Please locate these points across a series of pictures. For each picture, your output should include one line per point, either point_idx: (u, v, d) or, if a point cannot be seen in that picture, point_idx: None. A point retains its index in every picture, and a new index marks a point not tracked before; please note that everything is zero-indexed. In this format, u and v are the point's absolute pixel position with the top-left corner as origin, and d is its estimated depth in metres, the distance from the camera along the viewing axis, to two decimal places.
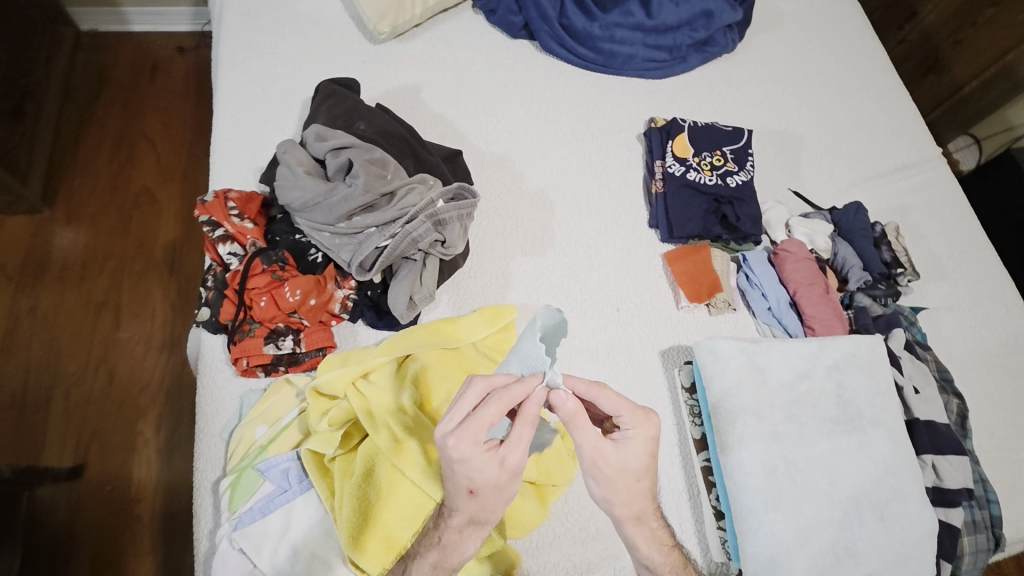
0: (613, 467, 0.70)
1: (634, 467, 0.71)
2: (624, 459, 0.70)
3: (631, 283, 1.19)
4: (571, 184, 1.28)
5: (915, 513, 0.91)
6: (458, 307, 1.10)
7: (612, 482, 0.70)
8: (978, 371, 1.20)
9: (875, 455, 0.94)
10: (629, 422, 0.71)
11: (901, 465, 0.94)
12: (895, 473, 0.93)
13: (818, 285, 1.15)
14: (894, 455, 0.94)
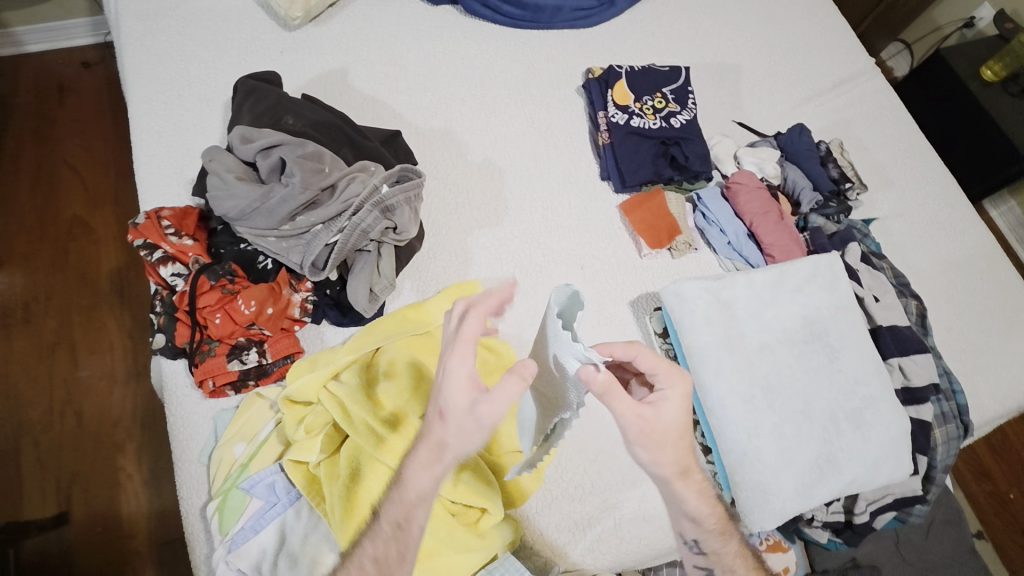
0: (654, 428, 0.71)
1: (670, 424, 0.71)
2: (665, 417, 0.71)
3: (591, 239, 1.18)
4: (517, 149, 1.25)
5: (886, 415, 0.95)
6: (422, 291, 1.08)
7: (654, 442, 0.71)
8: (932, 271, 1.25)
9: (843, 367, 0.97)
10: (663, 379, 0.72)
11: (870, 373, 0.98)
12: (866, 381, 0.97)
13: (772, 212, 1.16)
14: (861, 365, 0.98)
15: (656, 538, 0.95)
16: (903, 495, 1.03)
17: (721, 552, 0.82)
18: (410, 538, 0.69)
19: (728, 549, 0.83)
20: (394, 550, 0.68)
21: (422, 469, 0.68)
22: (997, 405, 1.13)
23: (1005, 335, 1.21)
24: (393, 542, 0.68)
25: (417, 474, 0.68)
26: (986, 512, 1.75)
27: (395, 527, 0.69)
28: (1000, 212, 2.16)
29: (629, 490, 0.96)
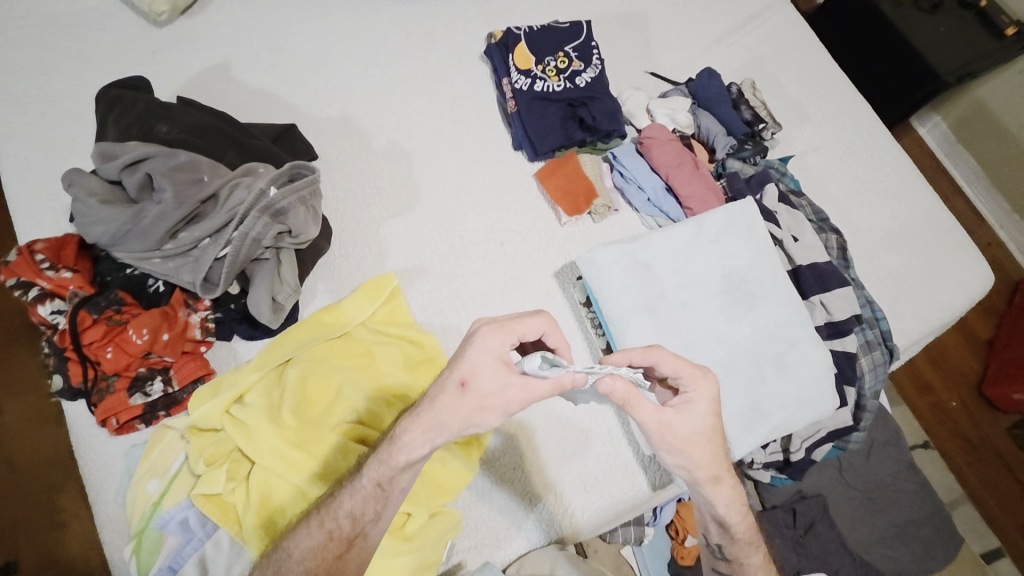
0: (689, 433, 0.70)
1: (703, 427, 0.71)
2: (700, 420, 0.71)
3: (509, 213, 1.15)
4: (423, 128, 1.19)
5: (805, 356, 0.96)
6: (337, 291, 1.04)
7: (693, 449, 0.70)
8: (851, 202, 1.25)
9: (763, 314, 0.97)
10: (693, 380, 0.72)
11: (790, 315, 0.99)
12: (786, 324, 0.98)
13: (687, 163, 1.15)
14: (780, 309, 0.98)
15: (600, 507, 0.96)
16: (835, 428, 1.06)
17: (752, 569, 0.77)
18: (385, 505, 0.70)
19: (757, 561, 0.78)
20: (365, 520, 0.70)
21: (426, 437, 0.68)
22: (919, 327, 1.16)
23: (925, 257, 1.23)
24: (367, 510, 0.70)
25: (423, 442, 0.68)
26: (930, 422, 1.83)
27: (374, 494, 0.70)
28: (927, 128, 2.19)
29: (569, 463, 0.97)
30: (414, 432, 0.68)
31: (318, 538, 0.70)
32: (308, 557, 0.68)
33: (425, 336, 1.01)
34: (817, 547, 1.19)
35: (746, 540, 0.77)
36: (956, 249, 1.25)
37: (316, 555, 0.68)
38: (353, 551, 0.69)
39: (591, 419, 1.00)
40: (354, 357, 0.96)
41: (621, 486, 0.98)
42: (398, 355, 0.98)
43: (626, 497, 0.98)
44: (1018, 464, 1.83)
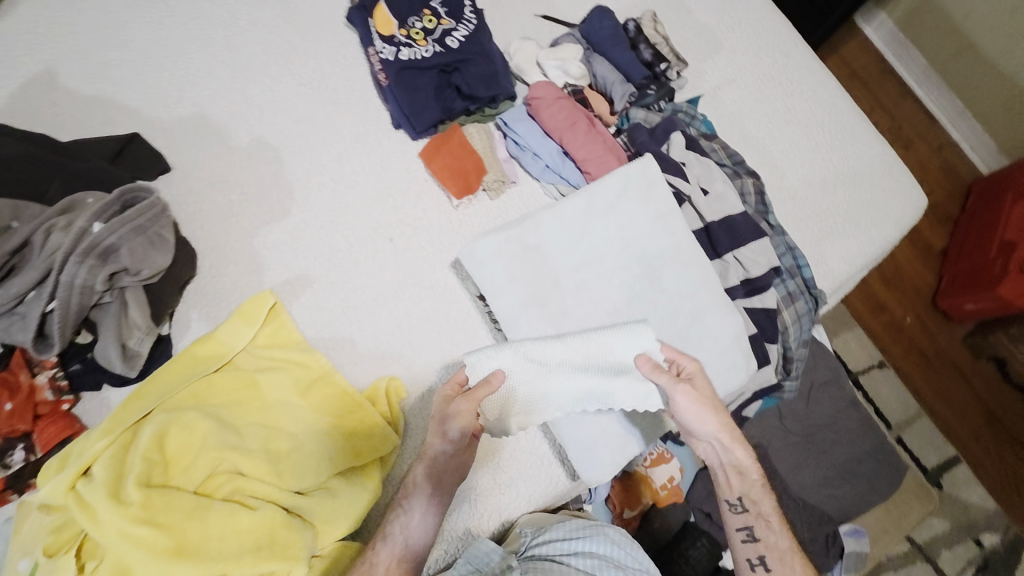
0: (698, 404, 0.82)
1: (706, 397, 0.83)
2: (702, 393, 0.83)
3: (399, 202, 1.05)
4: (289, 115, 1.06)
5: (713, 328, 0.92)
6: (211, 317, 0.94)
7: (703, 412, 0.82)
8: (770, 138, 1.16)
9: (667, 287, 0.92)
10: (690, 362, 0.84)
11: (695, 282, 0.93)
12: (692, 295, 0.92)
13: (580, 121, 1.04)
14: (687, 279, 0.93)
15: (516, 506, 0.93)
16: (760, 388, 1.03)
17: (780, 547, 0.84)
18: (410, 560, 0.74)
19: (788, 545, 0.85)
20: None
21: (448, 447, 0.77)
22: (842, 269, 1.12)
23: (850, 190, 1.16)
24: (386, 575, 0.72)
25: (441, 444, 0.76)
26: (884, 341, 1.81)
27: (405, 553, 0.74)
28: (874, 29, 2.04)
29: (481, 466, 0.92)
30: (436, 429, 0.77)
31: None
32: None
33: (310, 354, 0.92)
34: None
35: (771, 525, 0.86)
36: (882, 178, 1.19)
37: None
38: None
39: None
40: (236, 393, 0.88)
41: (537, 482, 0.94)
42: (286, 381, 0.90)
43: (542, 491, 0.94)
44: (973, 371, 1.84)
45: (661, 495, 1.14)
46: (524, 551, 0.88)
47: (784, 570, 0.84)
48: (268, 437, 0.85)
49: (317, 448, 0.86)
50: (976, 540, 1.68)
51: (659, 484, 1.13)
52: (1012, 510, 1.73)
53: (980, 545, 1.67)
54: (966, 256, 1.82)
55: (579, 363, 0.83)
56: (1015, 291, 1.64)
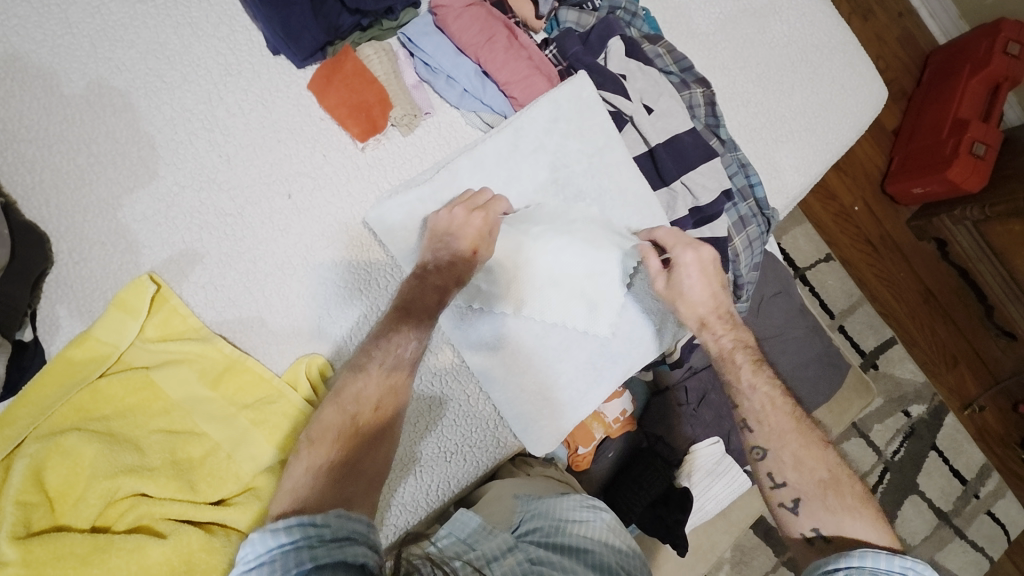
0: (680, 290, 0.87)
1: (692, 284, 0.87)
2: (690, 280, 0.86)
3: (292, 147, 0.87)
4: (134, 44, 0.82)
5: None
6: (84, 311, 0.78)
7: (681, 298, 0.87)
8: (722, 34, 1.02)
9: (606, 231, 0.88)
10: (682, 253, 0.85)
11: (638, 225, 0.90)
12: (635, 241, 0.89)
13: (497, 35, 0.89)
14: (629, 220, 0.89)
15: (465, 473, 0.89)
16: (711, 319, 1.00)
17: (759, 408, 0.84)
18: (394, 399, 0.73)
19: (771, 405, 0.83)
20: (374, 426, 0.70)
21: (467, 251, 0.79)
22: (797, 180, 1.04)
23: (808, 90, 1.05)
24: (372, 411, 0.71)
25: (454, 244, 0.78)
26: (833, 232, 1.79)
27: (388, 388, 0.73)
28: None
29: (423, 438, 0.86)
30: (459, 227, 0.78)
31: (303, 478, 0.64)
32: (293, 500, 0.62)
33: (211, 343, 0.81)
34: (710, 414, 1.18)
35: (756, 387, 0.85)
36: (844, 72, 1.07)
37: (311, 488, 0.63)
38: (366, 465, 0.68)
39: (441, 382, 0.88)
40: (131, 397, 0.78)
41: (483, 447, 0.90)
42: (187, 375, 0.80)
43: (491, 453, 0.91)
44: (913, 252, 1.86)
45: (614, 427, 1.11)
46: (517, 531, 0.82)
47: (768, 433, 0.83)
48: (175, 445, 0.77)
49: (238, 452, 0.79)
50: (904, 411, 1.80)
51: (611, 418, 1.11)
52: (937, 379, 1.85)
53: (908, 415, 1.81)
54: (919, 136, 1.73)
55: (556, 284, 0.85)
56: (963, 173, 1.59)
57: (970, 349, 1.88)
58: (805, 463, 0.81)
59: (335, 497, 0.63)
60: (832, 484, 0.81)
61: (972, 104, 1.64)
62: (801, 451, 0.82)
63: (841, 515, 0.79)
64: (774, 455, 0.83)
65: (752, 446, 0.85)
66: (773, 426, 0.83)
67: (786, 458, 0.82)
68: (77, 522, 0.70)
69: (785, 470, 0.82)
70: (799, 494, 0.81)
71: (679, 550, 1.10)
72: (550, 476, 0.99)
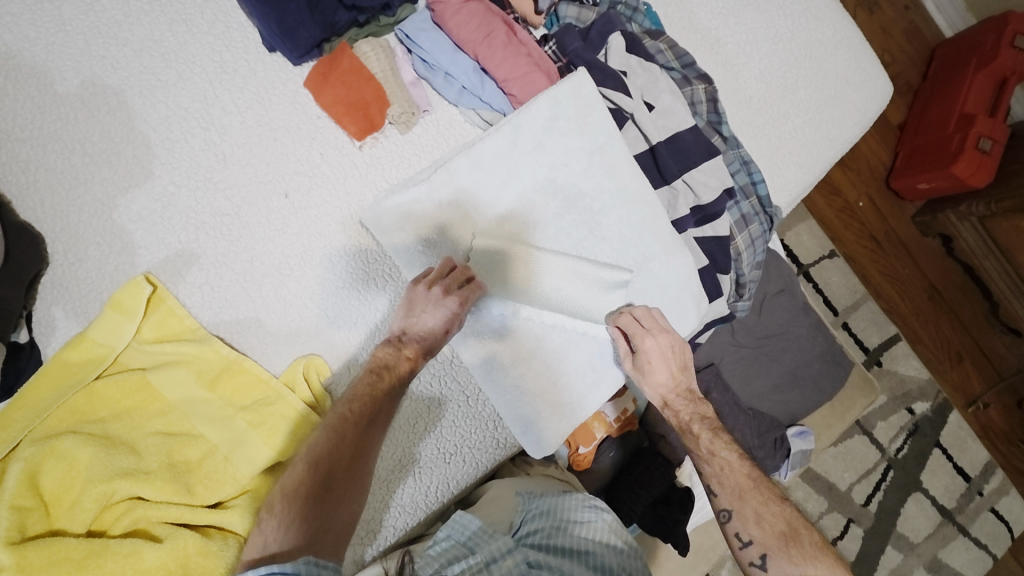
0: (647, 375, 0.87)
1: (658, 367, 0.87)
2: (654, 366, 0.87)
3: (289, 146, 0.86)
4: (127, 41, 0.81)
5: (659, 270, 0.89)
6: (79, 313, 0.78)
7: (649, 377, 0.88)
8: (725, 29, 1.00)
9: (606, 231, 0.87)
10: (646, 340, 0.85)
11: (639, 224, 0.89)
12: (636, 240, 0.88)
13: (496, 30, 0.87)
14: (630, 219, 0.88)
15: (465, 473, 0.89)
16: (713, 318, 0.99)
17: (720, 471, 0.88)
18: (363, 451, 0.74)
19: (732, 467, 0.88)
20: (342, 476, 0.72)
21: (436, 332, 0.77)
22: (801, 177, 1.03)
23: (812, 86, 1.03)
24: (341, 466, 0.72)
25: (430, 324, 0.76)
26: (837, 228, 1.77)
27: (356, 446, 0.73)
28: None
29: (422, 439, 0.86)
30: (429, 311, 0.76)
31: (273, 532, 0.68)
32: (267, 554, 0.67)
33: (208, 344, 0.80)
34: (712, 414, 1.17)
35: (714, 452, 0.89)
36: (849, 67, 1.05)
37: (282, 543, 0.68)
38: (335, 515, 0.72)
39: (439, 382, 0.87)
40: (128, 398, 0.77)
41: (483, 447, 0.89)
42: (184, 377, 0.79)
43: (491, 454, 0.90)
44: (918, 248, 1.84)
45: (614, 427, 1.11)
46: (518, 531, 0.81)
47: (730, 493, 0.87)
48: (172, 448, 0.76)
49: (235, 454, 0.78)
50: (908, 408, 1.79)
51: (612, 418, 1.10)
52: (941, 376, 1.84)
53: (911, 413, 1.79)
54: (925, 131, 1.71)
55: (558, 283, 0.83)
56: (969, 169, 1.57)
57: (975, 346, 1.86)
58: (766, 517, 0.85)
59: (300, 548, 0.68)
60: (792, 536, 0.84)
61: (979, 97, 1.61)
62: (761, 507, 0.85)
63: (807, 567, 0.81)
64: (737, 515, 0.86)
65: (718, 508, 0.88)
66: (733, 486, 0.87)
67: (749, 515, 0.85)
68: (73, 526, 0.69)
69: (749, 527, 0.85)
70: (765, 551, 0.83)
71: (681, 550, 1.09)
72: (551, 476, 0.98)
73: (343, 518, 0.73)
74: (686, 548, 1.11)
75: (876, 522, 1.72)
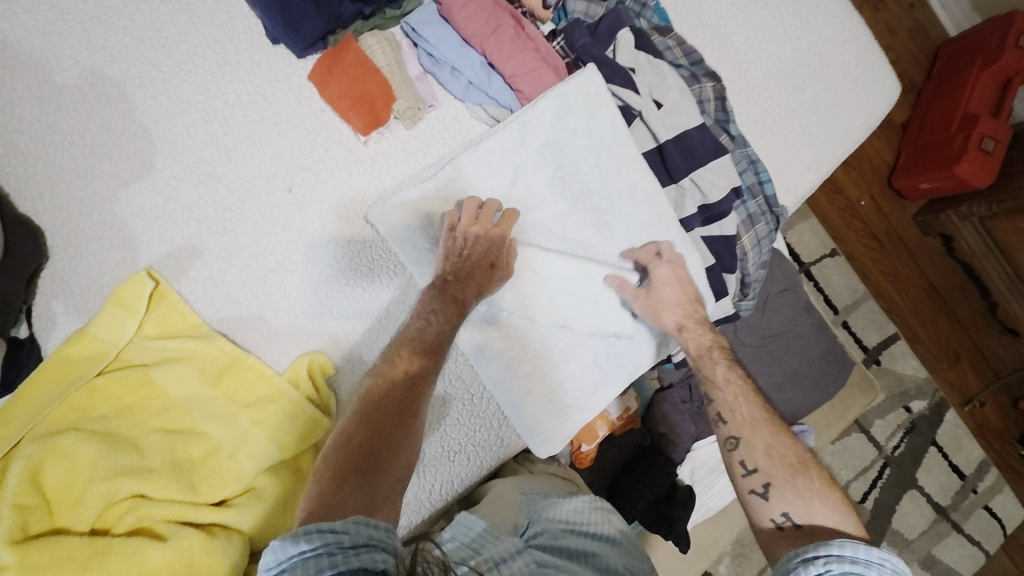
0: (658, 304, 0.86)
1: (669, 295, 0.86)
2: (665, 293, 0.86)
3: (293, 140, 0.85)
4: (128, 30, 0.80)
5: None
6: (81, 307, 0.77)
7: (662, 308, 0.86)
8: (734, 26, 0.99)
9: (615, 229, 0.86)
10: (659, 266, 0.86)
11: (646, 223, 0.88)
12: (644, 241, 0.88)
13: (503, 24, 0.86)
14: (638, 217, 0.87)
15: (469, 472, 0.89)
16: (719, 318, 0.99)
17: (732, 399, 0.82)
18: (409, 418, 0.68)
19: (744, 395, 0.82)
20: (390, 430, 0.66)
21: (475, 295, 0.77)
22: (807, 176, 1.02)
23: (820, 84, 1.02)
24: (389, 418, 0.66)
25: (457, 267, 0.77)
26: (838, 226, 1.77)
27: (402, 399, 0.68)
28: None
29: (426, 437, 0.85)
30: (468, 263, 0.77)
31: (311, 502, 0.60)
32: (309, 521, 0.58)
33: (211, 341, 0.79)
34: None
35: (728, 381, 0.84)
36: (857, 66, 1.05)
37: (324, 501, 0.59)
38: (385, 474, 0.63)
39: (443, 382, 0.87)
40: (129, 395, 0.77)
41: (487, 446, 0.89)
42: (187, 374, 0.78)
43: (494, 452, 0.90)
44: (918, 247, 1.85)
45: (616, 424, 1.12)
46: (525, 533, 0.80)
47: (740, 420, 0.81)
48: (175, 445, 0.76)
49: (238, 453, 0.77)
50: (905, 407, 1.80)
51: (614, 416, 1.10)
52: (939, 375, 1.85)
53: (908, 411, 1.80)
54: (927, 130, 1.71)
55: (563, 285, 0.82)
56: (971, 169, 1.57)
57: (973, 345, 1.87)
58: (773, 446, 0.78)
59: (354, 513, 0.59)
60: (801, 469, 0.77)
61: (981, 99, 1.61)
62: (772, 439, 0.79)
63: (812, 501, 0.74)
64: (744, 444, 0.80)
65: (724, 436, 0.81)
66: (742, 412, 0.81)
67: (758, 445, 0.79)
68: (76, 525, 0.69)
69: (756, 455, 0.78)
70: (770, 481, 0.76)
71: (681, 547, 1.10)
72: (553, 474, 0.98)
73: (393, 487, 0.64)
74: (686, 545, 1.12)
75: (872, 519, 1.73)
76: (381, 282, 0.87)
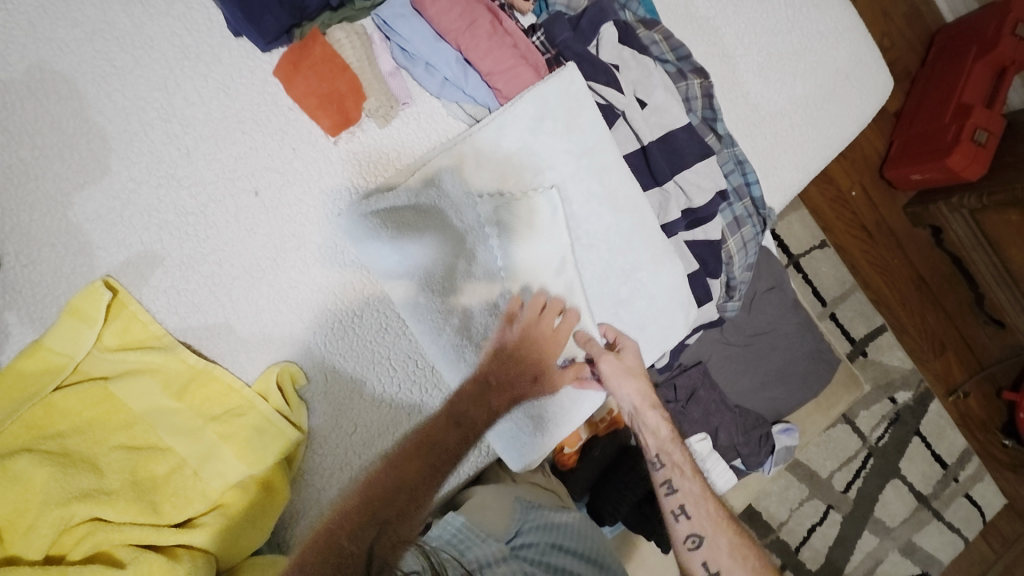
0: (622, 368, 0.85)
1: (635, 366, 0.86)
2: (629, 359, 0.86)
3: (257, 140, 0.80)
4: (77, 21, 0.74)
5: (649, 275, 0.86)
6: (37, 317, 0.73)
7: (628, 376, 0.85)
8: (724, 18, 0.95)
9: (599, 234, 0.84)
10: (627, 338, 0.87)
11: (629, 228, 0.85)
12: (629, 247, 0.85)
13: (479, 18, 0.82)
14: (621, 222, 0.84)
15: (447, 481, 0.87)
16: (704, 323, 0.96)
17: (697, 493, 0.87)
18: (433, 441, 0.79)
19: (703, 496, 0.87)
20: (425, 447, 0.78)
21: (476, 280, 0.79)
22: (795, 175, 1.00)
23: (811, 80, 0.99)
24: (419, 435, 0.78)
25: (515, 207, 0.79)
26: (828, 218, 1.75)
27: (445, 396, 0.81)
28: None
29: None
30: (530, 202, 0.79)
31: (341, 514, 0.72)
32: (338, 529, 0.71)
33: (174, 353, 0.76)
34: (697, 413, 1.15)
35: (688, 480, 0.88)
36: (851, 61, 1.01)
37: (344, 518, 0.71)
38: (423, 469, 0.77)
39: (422, 390, 0.88)
40: (89, 410, 0.74)
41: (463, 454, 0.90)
42: (147, 387, 0.75)
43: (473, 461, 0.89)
44: (907, 239, 1.83)
45: (601, 426, 1.10)
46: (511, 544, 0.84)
47: (702, 520, 0.86)
48: (137, 463, 0.73)
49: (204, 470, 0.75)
50: (890, 398, 1.80)
51: (598, 417, 1.10)
52: (924, 366, 1.85)
53: (893, 402, 1.81)
54: (921, 120, 1.67)
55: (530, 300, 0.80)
56: (963, 162, 1.54)
57: (958, 336, 1.88)
58: (737, 549, 0.84)
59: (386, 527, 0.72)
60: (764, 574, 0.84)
61: (977, 89, 1.57)
62: (735, 540, 0.85)
63: None
64: (708, 543, 0.85)
65: (688, 533, 0.86)
66: (704, 513, 0.86)
67: (722, 544, 0.85)
68: (29, 553, 0.66)
69: (720, 557, 0.84)
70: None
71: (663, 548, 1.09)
72: (533, 482, 0.96)
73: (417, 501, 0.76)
74: (669, 545, 1.11)
75: (854, 509, 1.75)
76: (349, 279, 0.84)
